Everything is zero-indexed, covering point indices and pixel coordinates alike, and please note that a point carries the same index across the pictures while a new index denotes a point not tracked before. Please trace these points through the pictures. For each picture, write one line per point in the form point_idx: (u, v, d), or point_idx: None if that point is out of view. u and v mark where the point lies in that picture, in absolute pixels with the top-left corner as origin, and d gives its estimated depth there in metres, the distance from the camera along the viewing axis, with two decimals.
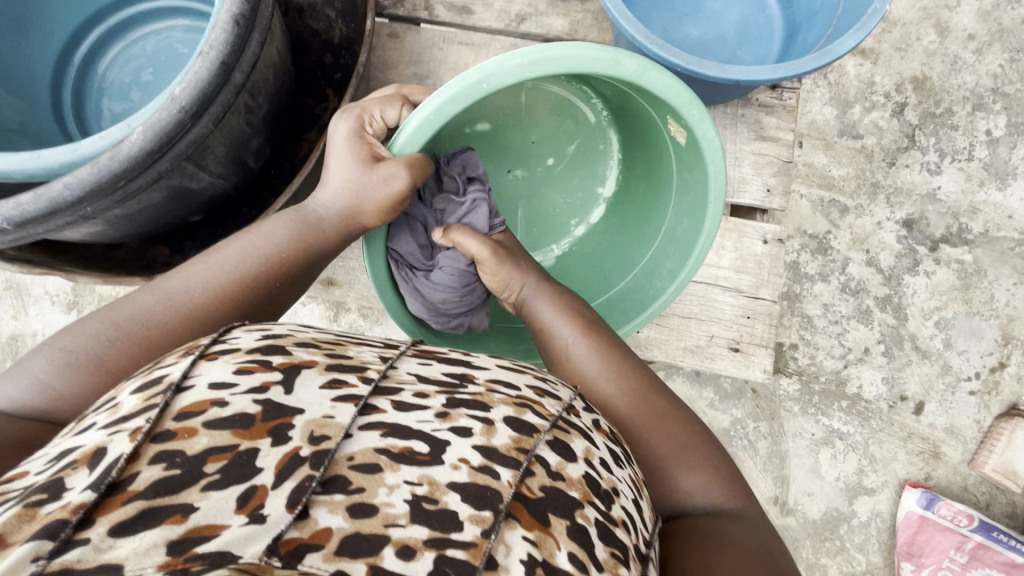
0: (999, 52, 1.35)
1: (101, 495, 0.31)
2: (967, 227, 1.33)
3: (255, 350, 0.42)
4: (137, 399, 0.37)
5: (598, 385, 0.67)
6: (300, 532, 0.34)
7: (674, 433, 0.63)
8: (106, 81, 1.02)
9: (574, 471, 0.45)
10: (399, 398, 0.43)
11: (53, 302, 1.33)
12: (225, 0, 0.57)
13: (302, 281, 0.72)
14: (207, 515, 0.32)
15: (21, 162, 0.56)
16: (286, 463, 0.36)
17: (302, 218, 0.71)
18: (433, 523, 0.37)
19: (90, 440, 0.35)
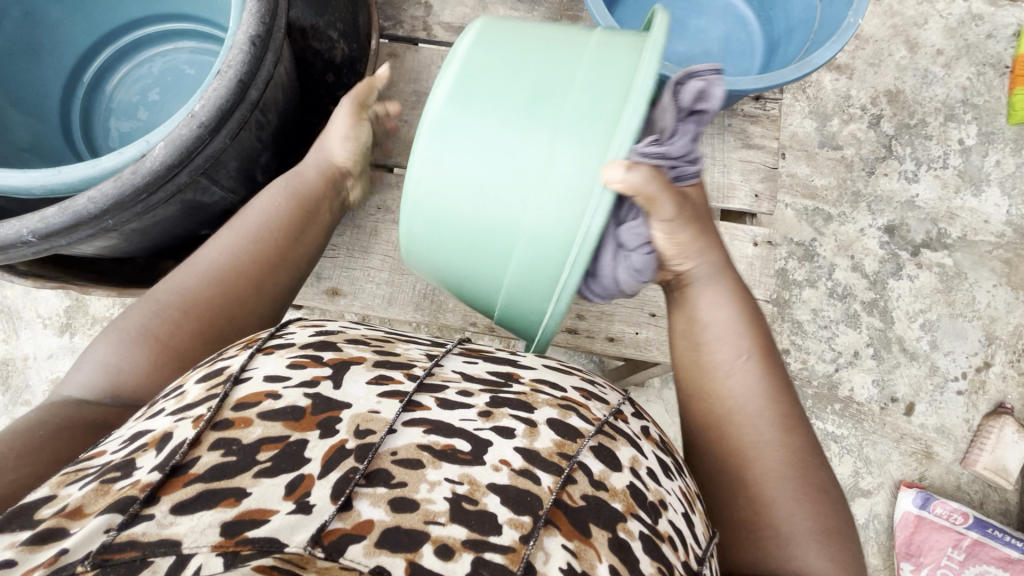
0: (966, 65, 1.42)
1: (166, 474, 0.38)
2: (946, 232, 1.38)
3: (308, 347, 0.50)
4: (200, 389, 0.46)
5: (752, 417, 0.63)
6: (343, 523, 0.38)
7: (813, 501, 0.60)
8: (113, 101, 1.04)
9: (617, 481, 0.48)
10: (443, 395, 0.49)
11: (46, 326, 1.33)
12: (242, 23, 0.60)
13: (319, 236, 0.77)
14: (257, 500, 0.38)
15: (41, 179, 0.58)
16: (332, 455, 0.42)
17: (293, 179, 0.76)
18: (472, 524, 0.40)
19: (160, 424, 0.44)
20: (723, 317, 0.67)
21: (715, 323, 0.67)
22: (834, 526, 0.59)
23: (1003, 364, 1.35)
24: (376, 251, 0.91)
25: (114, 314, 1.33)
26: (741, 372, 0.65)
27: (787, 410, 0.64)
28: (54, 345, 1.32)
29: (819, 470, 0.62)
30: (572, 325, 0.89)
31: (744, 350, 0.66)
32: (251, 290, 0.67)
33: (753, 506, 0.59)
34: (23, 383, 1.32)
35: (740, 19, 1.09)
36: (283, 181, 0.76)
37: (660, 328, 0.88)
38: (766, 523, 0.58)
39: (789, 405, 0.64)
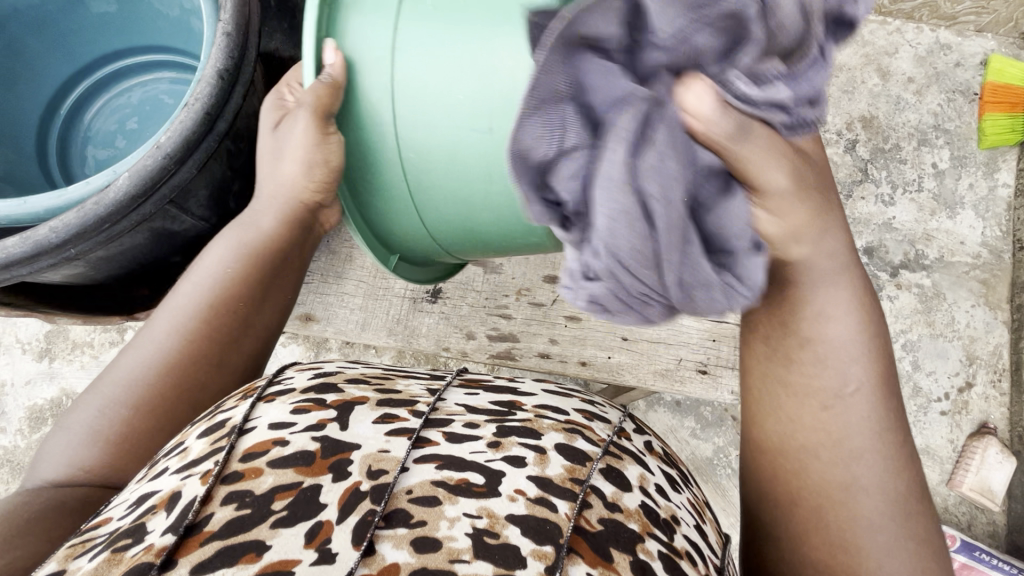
0: (937, 92, 1.46)
1: (180, 536, 0.38)
2: (924, 253, 1.40)
3: (309, 390, 0.49)
4: (204, 444, 0.45)
5: (861, 449, 0.55)
6: (368, 569, 0.38)
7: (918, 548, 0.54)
8: (91, 130, 1.07)
9: (630, 501, 0.47)
10: (450, 429, 0.48)
11: (25, 351, 1.32)
12: (210, 56, 0.62)
13: (274, 294, 0.69)
14: (278, 552, 0.38)
15: (5, 209, 0.58)
16: (349, 498, 0.42)
17: (237, 234, 0.68)
18: (496, 560, 0.39)
19: (167, 484, 0.43)
20: (840, 334, 0.57)
21: (829, 338, 0.57)
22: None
23: (985, 384, 1.36)
24: (352, 276, 0.92)
25: (95, 338, 1.32)
26: (854, 392, 0.56)
27: (901, 448, 0.56)
28: (32, 371, 1.31)
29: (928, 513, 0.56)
30: (544, 350, 0.90)
31: (863, 375, 0.57)
32: (205, 373, 0.62)
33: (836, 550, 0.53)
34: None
35: None
36: (235, 228, 0.69)
37: (632, 351, 0.89)
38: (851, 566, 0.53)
39: (899, 409, 0.57)
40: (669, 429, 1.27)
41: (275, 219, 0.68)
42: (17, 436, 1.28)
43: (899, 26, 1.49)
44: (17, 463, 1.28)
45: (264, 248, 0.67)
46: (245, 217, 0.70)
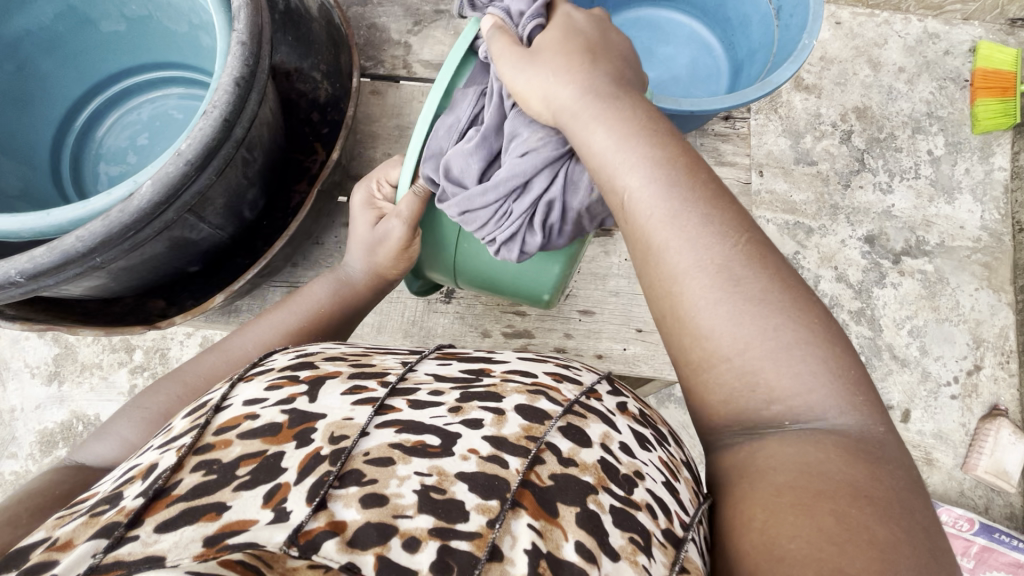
0: (928, 81, 1.48)
1: (149, 498, 0.38)
2: (925, 239, 1.41)
3: (286, 367, 0.51)
4: (184, 422, 0.46)
5: (733, 280, 0.47)
6: (317, 523, 0.37)
7: (850, 406, 0.44)
8: (102, 147, 1.09)
9: (587, 456, 0.46)
10: (414, 397, 0.48)
11: (34, 375, 1.31)
12: (226, 66, 0.63)
13: (339, 336, 0.77)
14: (237, 513, 0.37)
15: (30, 222, 0.59)
16: (308, 462, 0.41)
17: (337, 275, 0.78)
18: (439, 513, 0.39)
19: (147, 457, 0.43)
20: (637, 184, 0.52)
21: (630, 190, 0.52)
22: (883, 455, 0.43)
23: (993, 366, 1.37)
24: None
25: (104, 359, 1.31)
26: (687, 247, 0.49)
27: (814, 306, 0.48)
28: (42, 395, 1.30)
29: (840, 330, 0.47)
30: (560, 345, 0.90)
31: (698, 210, 0.50)
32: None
33: (807, 511, 0.39)
34: (10, 435, 1.30)
35: (705, 46, 1.15)
36: (334, 279, 0.78)
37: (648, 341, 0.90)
38: (841, 521, 0.38)
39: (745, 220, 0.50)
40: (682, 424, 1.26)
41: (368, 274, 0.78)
42: (29, 460, 1.28)
43: (887, 17, 1.51)
44: None
45: (353, 298, 0.77)
46: (346, 270, 0.78)
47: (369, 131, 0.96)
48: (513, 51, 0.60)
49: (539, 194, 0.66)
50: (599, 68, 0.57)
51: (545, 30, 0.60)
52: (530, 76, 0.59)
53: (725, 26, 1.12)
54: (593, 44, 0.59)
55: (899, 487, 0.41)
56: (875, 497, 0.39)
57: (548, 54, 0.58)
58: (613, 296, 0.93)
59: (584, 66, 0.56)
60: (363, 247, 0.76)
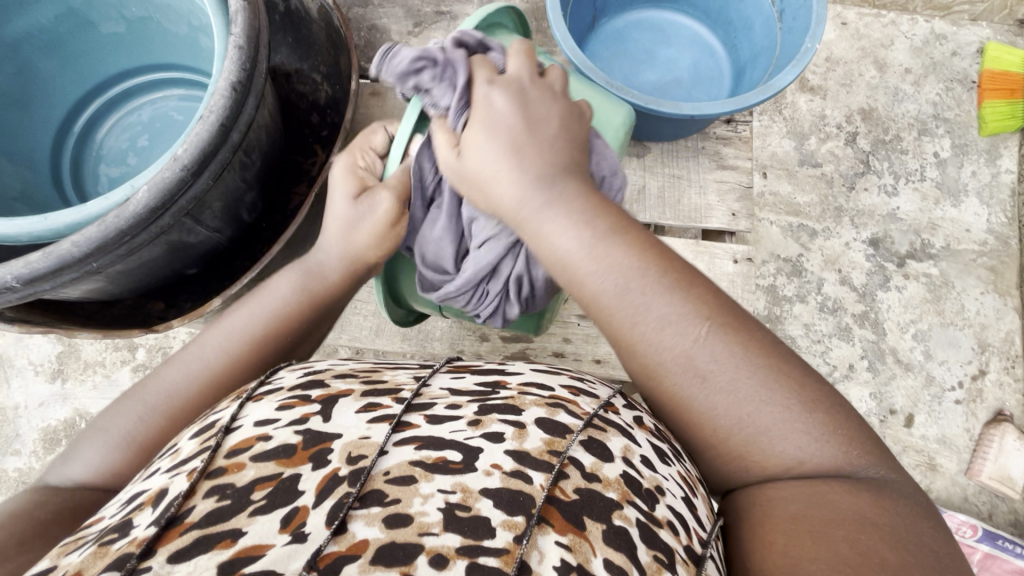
0: (934, 82, 1.47)
1: (161, 527, 0.37)
2: (930, 242, 1.40)
3: (296, 386, 0.50)
4: (193, 444, 0.46)
5: (706, 371, 0.51)
6: (338, 546, 0.37)
7: (841, 442, 0.49)
8: (102, 149, 1.09)
9: (609, 471, 0.46)
10: (432, 412, 0.48)
11: (38, 373, 1.31)
12: (222, 70, 0.63)
13: (312, 331, 0.72)
14: (253, 538, 0.37)
15: (28, 226, 0.59)
16: (326, 484, 0.41)
17: (304, 269, 0.70)
18: (466, 531, 0.39)
19: (155, 483, 0.43)
20: (609, 286, 0.53)
21: (601, 293, 0.54)
22: (892, 487, 0.49)
23: (998, 371, 1.35)
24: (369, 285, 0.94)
25: (107, 357, 1.32)
26: (656, 339, 0.52)
27: (778, 355, 0.51)
28: (45, 393, 1.31)
29: (817, 382, 0.51)
30: (559, 349, 0.93)
31: (664, 302, 0.52)
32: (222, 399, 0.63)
33: (821, 540, 0.44)
34: (13, 433, 1.30)
35: (707, 48, 1.14)
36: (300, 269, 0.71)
37: None
38: (852, 545, 0.43)
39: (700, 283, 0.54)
40: None
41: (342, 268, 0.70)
42: (32, 458, 1.29)
43: (894, 18, 1.49)
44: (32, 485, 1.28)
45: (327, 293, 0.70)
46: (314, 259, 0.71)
47: None
48: (453, 153, 0.60)
49: (507, 275, 0.73)
50: (546, 138, 0.57)
51: (493, 102, 0.58)
52: (474, 174, 0.59)
53: (728, 28, 1.11)
54: (538, 117, 0.58)
55: (909, 515, 0.47)
56: (877, 525, 0.45)
57: (478, 147, 0.57)
58: None
59: (511, 138, 0.56)
60: (342, 225, 0.69)
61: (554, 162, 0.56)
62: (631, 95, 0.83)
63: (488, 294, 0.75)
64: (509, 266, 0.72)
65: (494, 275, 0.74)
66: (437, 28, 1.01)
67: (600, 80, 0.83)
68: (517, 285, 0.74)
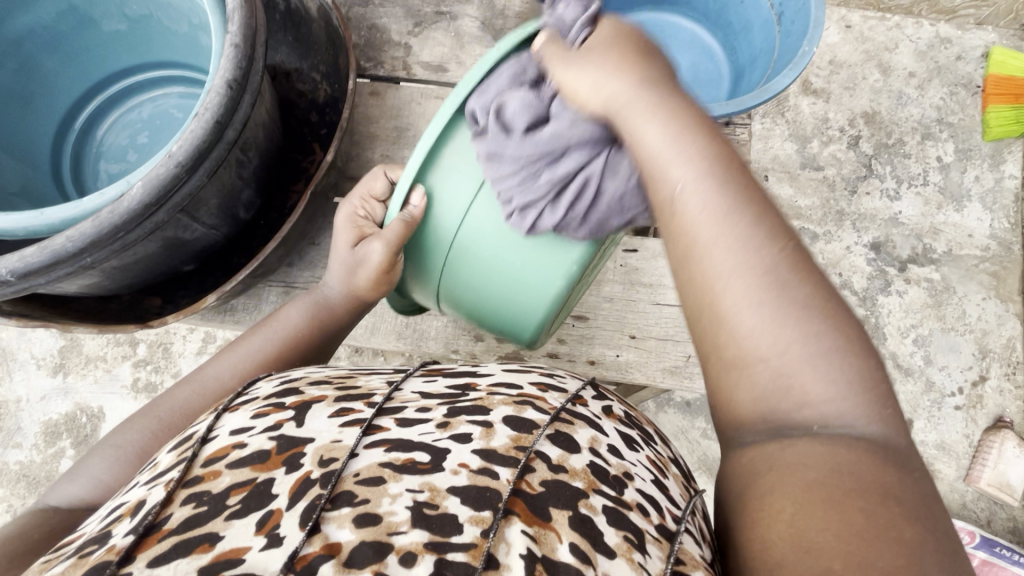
0: (939, 86, 1.46)
1: (138, 535, 0.37)
2: (932, 247, 1.39)
3: (270, 396, 0.51)
4: (171, 456, 0.46)
5: (777, 293, 0.45)
6: (312, 547, 0.37)
7: (880, 424, 0.43)
8: (103, 145, 1.10)
9: (576, 462, 0.46)
10: (403, 415, 0.48)
11: (40, 367, 1.32)
12: (218, 69, 0.63)
13: (316, 361, 0.77)
14: (229, 542, 0.37)
15: (24, 221, 0.60)
16: (299, 487, 0.41)
17: (313, 299, 0.78)
18: (433, 527, 0.39)
19: (133, 495, 0.43)
20: (693, 177, 0.49)
21: (681, 185, 0.49)
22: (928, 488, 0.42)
23: (999, 377, 1.35)
24: None
25: (108, 352, 1.33)
26: (736, 247, 0.47)
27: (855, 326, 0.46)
28: (47, 387, 1.32)
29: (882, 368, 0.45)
30: (551, 350, 0.95)
31: (751, 216, 0.47)
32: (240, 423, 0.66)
33: (836, 508, 0.38)
34: (15, 426, 1.31)
35: (707, 50, 1.14)
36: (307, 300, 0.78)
37: (640, 349, 0.94)
38: (873, 524, 0.37)
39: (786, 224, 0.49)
40: (681, 429, 1.25)
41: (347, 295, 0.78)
42: (33, 451, 1.30)
43: (899, 21, 1.48)
44: (33, 478, 1.29)
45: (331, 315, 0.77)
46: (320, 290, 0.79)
47: (367, 132, 0.97)
48: (560, 56, 0.59)
49: (573, 170, 0.63)
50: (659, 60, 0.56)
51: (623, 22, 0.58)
52: (578, 72, 0.57)
53: (727, 30, 1.11)
54: (665, 38, 0.58)
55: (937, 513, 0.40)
56: (908, 507, 0.39)
57: (592, 53, 0.56)
58: (606, 302, 0.96)
59: (628, 45, 0.56)
60: (343, 268, 0.77)
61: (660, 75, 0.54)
62: None
63: (536, 184, 0.64)
64: (580, 161, 0.63)
65: (559, 162, 0.64)
66: (435, 29, 1.01)
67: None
68: (580, 190, 0.64)
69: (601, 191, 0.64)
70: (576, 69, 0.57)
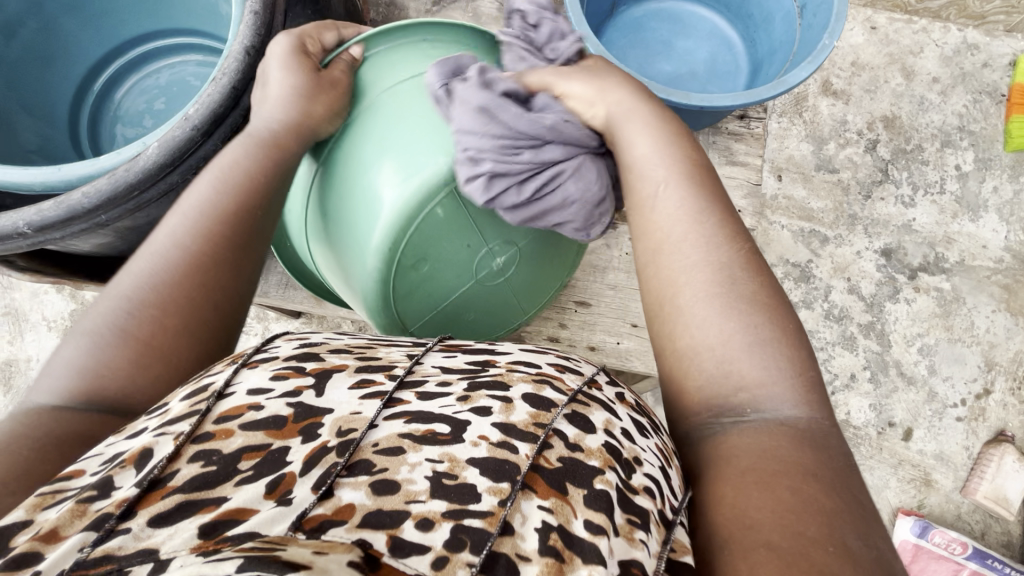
0: (962, 93, 1.44)
1: (143, 488, 0.37)
2: (944, 256, 1.38)
3: (291, 358, 0.50)
4: (184, 405, 0.44)
5: (733, 283, 0.53)
6: (324, 510, 0.37)
7: (792, 391, 0.50)
8: (121, 109, 1.10)
9: (592, 442, 0.46)
10: (423, 389, 0.49)
11: (51, 328, 1.35)
12: (236, 37, 0.68)
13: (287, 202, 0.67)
14: (238, 502, 0.37)
15: (42, 175, 0.63)
16: (315, 454, 0.41)
17: (256, 137, 0.65)
18: (451, 497, 0.40)
19: (140, 441, 0.41)
20: (664, 182, 0.58)
21: (658, 188, 0.58)
22: (826, 440, 0.48)
23: (1003, 391, 1.33)
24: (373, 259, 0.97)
25: None
26: (697, 249, 0.54)
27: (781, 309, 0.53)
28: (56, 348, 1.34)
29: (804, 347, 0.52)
30: (554, 333, 0.96)
31: (712, 214, 0.56)
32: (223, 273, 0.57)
33: (767, 489, 0.44)
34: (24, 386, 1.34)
35: (726, 42, 1.13)
36: (251, 138, 0.65)
37: (641, 337, 0.95)
38: (796, 493, 0.43)
39: (737, 225, 0.57)
40: None
41: (292, 112, 0.66)
42: None
43: (926, 25, 1.46)
44: None
45: (290, 142, 0.66)
46: (262, 126, 0.66)
47: None
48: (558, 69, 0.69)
49: (551, 160, 0.66)
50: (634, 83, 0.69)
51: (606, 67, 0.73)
52: (581, 85, 0.67)
53: (748, 23, 1.10)
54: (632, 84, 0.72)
55: (839, 471, 0.46)
56: (812, 468, 0.45)
57: (602, 73, 0.68)
58: (611, 290, 0.97)
59: (620, 75, 0.68)
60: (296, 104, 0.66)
61: (624, 93, 0.65)
62: None
63: (515, 158, 0.64)
64: (559, 154, 0.66)
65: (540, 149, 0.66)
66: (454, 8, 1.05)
67: (608, 64, 0.82)
68: (548, 179, 0.66)
69: (560, 190, 0.67)
70: (575, 83, 0.67)
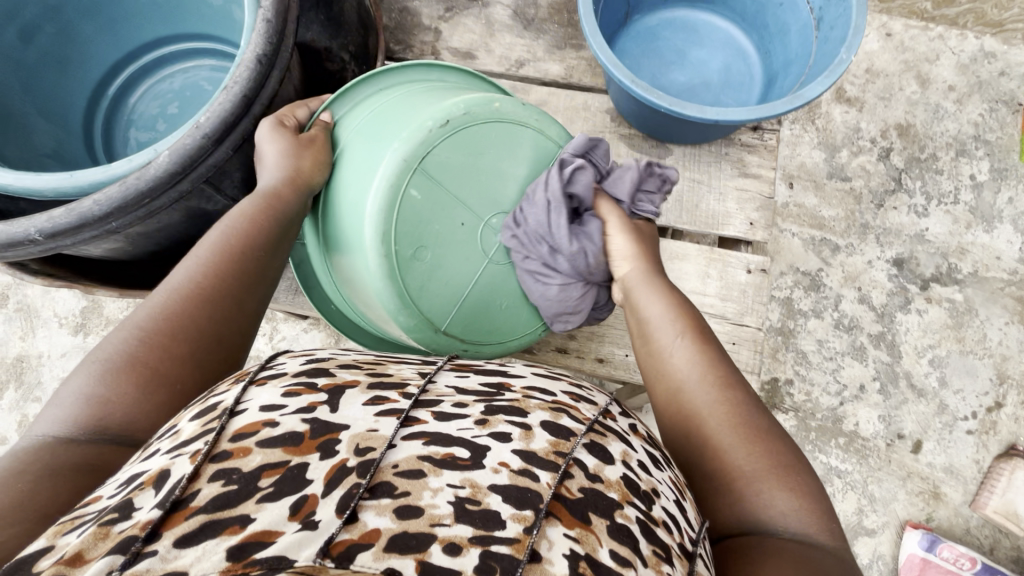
0: (978, 102, 1.42)
1: (166, 510, 0.36)
2: (957, 267, 1.36)
3: (301, 374, 0.50)
4: (195, 425, 0.44)
5: (744, 425, 0.60)
6: (350, 534, 0.37)
7: (816, 523, 0.54)
8: (134, 113, 1.11)
9: (611, 473, 0.46)
10: (439, 409, 0.49)
11: (62, 325, 1.36)
12: (250, 42, 0.68)
13: (284, 247, 0.74)
14: (262, 523, 0.37)
15: (53, 181, 0.63)
16: (335, 474, 0.41)
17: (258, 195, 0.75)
18: (477, 523, 0.40)
19: (155, 464, 0.41)
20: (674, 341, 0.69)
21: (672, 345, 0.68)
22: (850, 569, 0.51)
23: (1015, 405, 1.32)
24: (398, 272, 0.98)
25: None
26: (705, 395, 0.62)
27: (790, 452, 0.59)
28: (67, 345, 1.35)
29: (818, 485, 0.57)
30: (564, 345, 0.96)
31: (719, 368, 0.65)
32: (228, 310, 0.64)
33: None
34: (35, 382, 1.35)
35: (740, 51, 1.12)
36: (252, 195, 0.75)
37: None
38: None
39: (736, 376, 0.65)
40: None
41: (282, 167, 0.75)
42: None
43: (942, 32, 1.44)
44: None
45: (285, 196, 0.75)
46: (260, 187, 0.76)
47: None
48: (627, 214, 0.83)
49: (556, 259, 0.80)
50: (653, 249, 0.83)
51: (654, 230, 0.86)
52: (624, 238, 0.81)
53: (763, 33, 1.09)
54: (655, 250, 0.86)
55: None
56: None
57: (642, 232, 0.82)
58: None
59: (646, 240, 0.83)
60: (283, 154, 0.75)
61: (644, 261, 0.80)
62: (655, 97, 0.82)
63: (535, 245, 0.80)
64: (569, 263, 0.80)
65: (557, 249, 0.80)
66: (467, 15, 1.07)
67: (624, 76, 0.82)
68: (544, 269, 0.81)
69: (547, 285, 0.82)
70: (622, 237, 0.81)
